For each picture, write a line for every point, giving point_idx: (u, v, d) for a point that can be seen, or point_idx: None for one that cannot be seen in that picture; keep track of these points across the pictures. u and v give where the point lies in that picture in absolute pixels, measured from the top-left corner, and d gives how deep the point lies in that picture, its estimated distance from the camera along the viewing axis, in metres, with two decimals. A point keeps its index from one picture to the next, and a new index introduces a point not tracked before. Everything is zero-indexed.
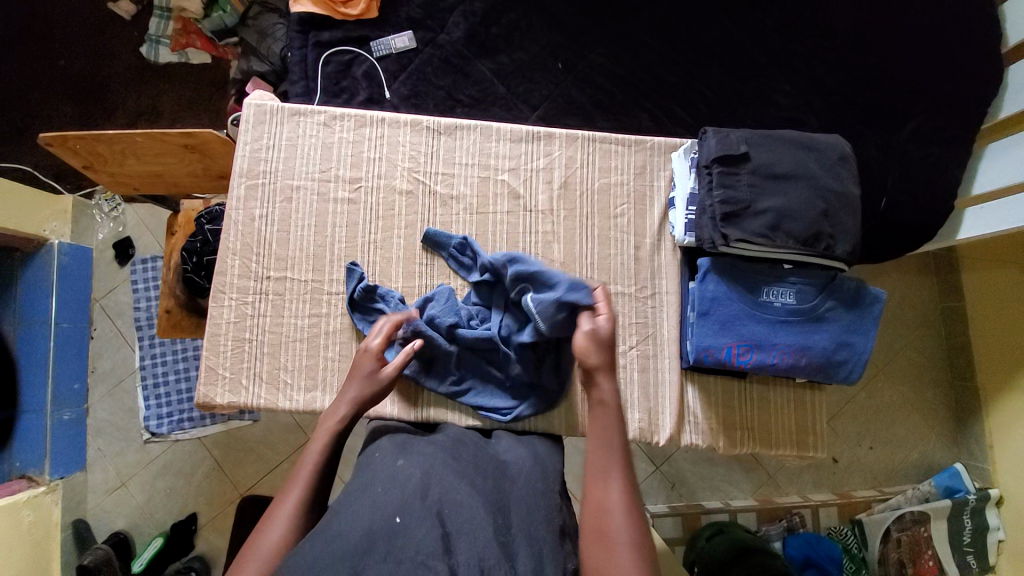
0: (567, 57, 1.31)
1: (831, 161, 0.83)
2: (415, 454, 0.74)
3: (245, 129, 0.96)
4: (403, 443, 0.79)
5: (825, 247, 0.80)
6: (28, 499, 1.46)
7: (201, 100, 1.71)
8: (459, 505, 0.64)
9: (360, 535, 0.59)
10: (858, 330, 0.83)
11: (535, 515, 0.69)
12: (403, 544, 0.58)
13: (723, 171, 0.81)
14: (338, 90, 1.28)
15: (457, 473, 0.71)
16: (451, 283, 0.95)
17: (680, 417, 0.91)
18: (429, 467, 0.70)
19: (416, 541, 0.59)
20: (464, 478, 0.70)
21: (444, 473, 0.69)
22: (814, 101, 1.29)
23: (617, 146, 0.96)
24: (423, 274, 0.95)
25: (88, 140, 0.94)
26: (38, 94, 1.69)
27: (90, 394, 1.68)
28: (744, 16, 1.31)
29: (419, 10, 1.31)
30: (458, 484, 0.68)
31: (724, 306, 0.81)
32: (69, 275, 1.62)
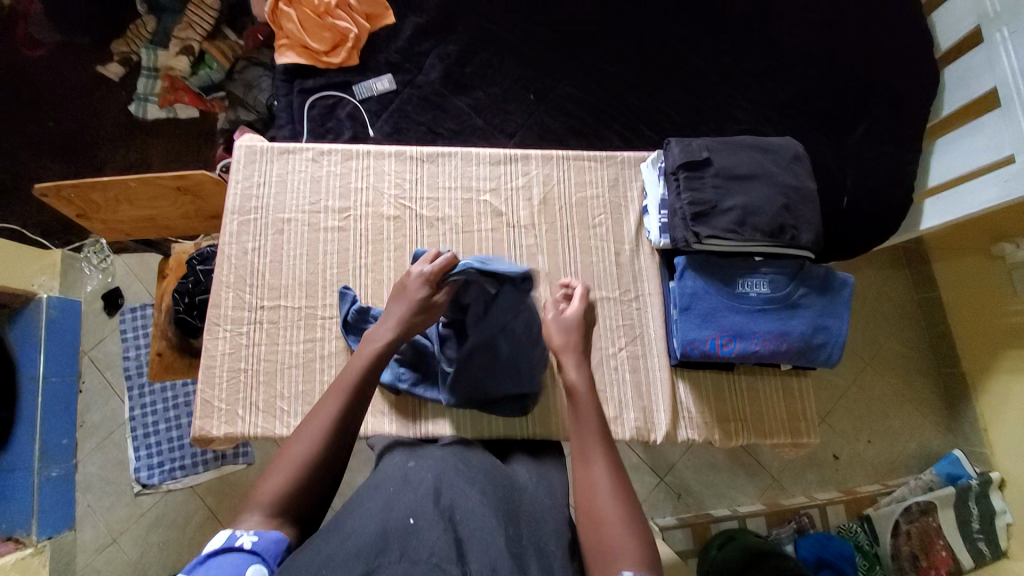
0: (539, 88, 1.40)
1: (786, 160, 0.90)
2: (423, 460, 0.77)
3: (237, 169, 1.00)
4: (411, 450, 0.81)
5: (790, 238, 0.85)
6: (15, 563, 1.39)
7: (189, 151, 1.77)
8: (470, 512, 0.66)
9: (373, 535, 0.60)
10: (832, 314, 0.88)
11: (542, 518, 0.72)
12: (417, 546, 0.60)
13: (688, 175, 0.87)
14: (324, 131, 1.35)
15: (467, 480, 0.72)
16: None
17: (674, 412, 0.93)
18: (441, 472, 0.72)
19: (428, 543, 0.60)
20: (474, 485, 0.71)
21: (454, 479, 0.72)
22: (769, 112, 1.39)
23: (591, 161, 1.03)
24: None
25: (83, 189, 0.97)
26: (28, 155, 1.74)
27: (79, 448, 1.64)
28: (697, 41, 1.43)
29: (397, 55, 1.41)
30: (470, 491, 0.70)
31: (703, 300, 0.85)
32: (58, 329, 1.62)
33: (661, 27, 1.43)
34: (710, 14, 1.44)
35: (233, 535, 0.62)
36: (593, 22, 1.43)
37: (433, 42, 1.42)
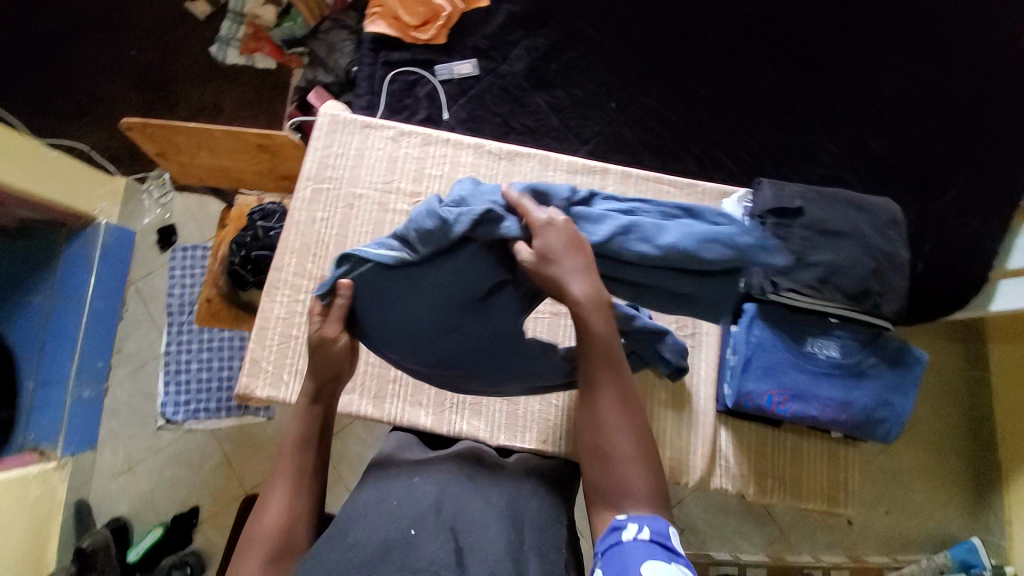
0: (621, 97, 1.37)
1: (882, 223, 0.85)
2: (431, 474, 0.77)
3: (318, 136, 1.00)
4: (420, 462, 0.81)
5: (873, 304, 0.81)
6: (38, 473, 1.47)
7: (260, 102, 1.79)
8: (472, 523, 0.69)
9: (378, 543, 0.65)
10: (899, 390, 0.84)
11: (549, 525, 0.74)
12: (416, 557, 0.64)
13: (778, 222, 0.84)
14: (400, 107, 1.35)
15: (473, 491, 0.74)
16: None
17: (711, 459, 0.90)
18: (444, 484, 0.75)
19: (426, 555, 0.63)
20: (480, 495, 0.74)
21: (459, 492, 0.74)
22: (855, 162, 1.33)
23: (671, 187, 0.99)
24: None
25: (167, 130, 0.99)
26: (106, 80, 1.77)
27: (112, 373, 1.70)
28: (794, 75, 1.37)
29: (485, 41, 1.39)
30: (473, 500, 0.72)
31: (769, 352, 0.82)
32: (110, 255, 1.68)
33: (759, 54, 1.38)
34: (813, 49, 1.37)
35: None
36: (688, 38, 1.39)
37: (523, 33, 1.39)
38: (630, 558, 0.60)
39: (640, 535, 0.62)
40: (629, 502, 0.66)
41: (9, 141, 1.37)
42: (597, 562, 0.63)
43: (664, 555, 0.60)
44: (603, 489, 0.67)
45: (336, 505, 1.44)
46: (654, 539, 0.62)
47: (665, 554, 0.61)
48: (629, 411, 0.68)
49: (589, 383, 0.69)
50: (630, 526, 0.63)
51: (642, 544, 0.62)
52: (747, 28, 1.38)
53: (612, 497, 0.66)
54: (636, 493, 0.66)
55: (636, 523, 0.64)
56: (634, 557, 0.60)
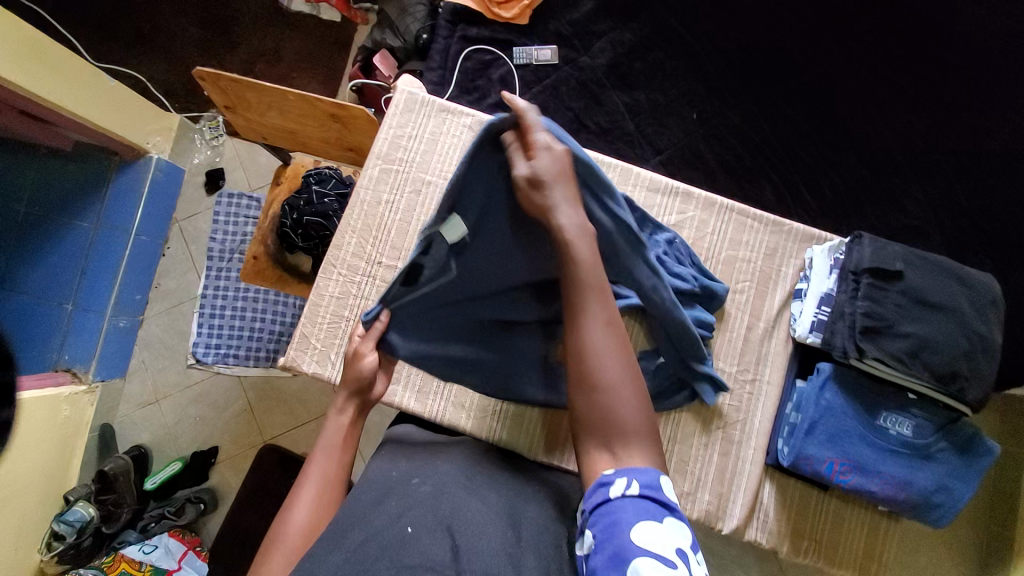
0: (704, 109, 1.29)
1: (984, 301, 0.79)
2: (431, 474, 0.74)
3: (394, 113, 0.96)
4: (420, 465, 0.78)
5: (959, 388, 0.76)
6: (69, 395, 1.50)
7: (322, 56, 1.73)
8: (468, 522, 0.63)
9: (374, 547, 0.60)
10: (965, 478, 0.79)
11: (545, 530, 0.69)
12: (408, 553, 0.58)
13: (872, 284, 0.78)
14: (471, 87, 1.29)
15: (470, 492, 0.70)
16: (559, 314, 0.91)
17: (750, 512, 0.88)
18: (440, 484, 0.71)
19: (422, 552, 0.58)
20: (476, 495, 0.70)
21: (456, 491, 0.70)
22: (942, 215, 1.23)
23: (754, 221, 0.94)
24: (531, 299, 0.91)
25: (240, 86, 0.95)
26: (171, 10, 1.72)
27: (149, 307, 1.72)
28: (894, 111, 1.27)
29: (569, 28, 1.31)
30: (469, 499, 0.68)
31: (835, 418, 0.79)
32: (157, 190, 1.67)
33: (860, 83, 1.27)
34: (922, 85, 1.26)
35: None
36: (785, 55, 1.29)
37: (610, 25, 1.31)
38: (621, 519, 0.55)
39: (630, 490, 0.57)
40: (619, 437, 0.61)
41: (69, 65, 1.34)
42: (586, 519, 0.58)
43: (654, 513, 0.55)
44: (592, 422, 0.62)
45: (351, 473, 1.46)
46: (645, 494, 0.56)
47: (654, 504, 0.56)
48: (616, 338, 0.65)
49: (574, 312, 0.66)
50: (618, 482, 0.58)
51: (633, 499, 0.56)
52: (852, 53, 1.28)
53: (602, 431, 0.62)
54: (626, 429, 0.61)
55: (626, 477, 0.59)
56: (625, 516, 0.55)
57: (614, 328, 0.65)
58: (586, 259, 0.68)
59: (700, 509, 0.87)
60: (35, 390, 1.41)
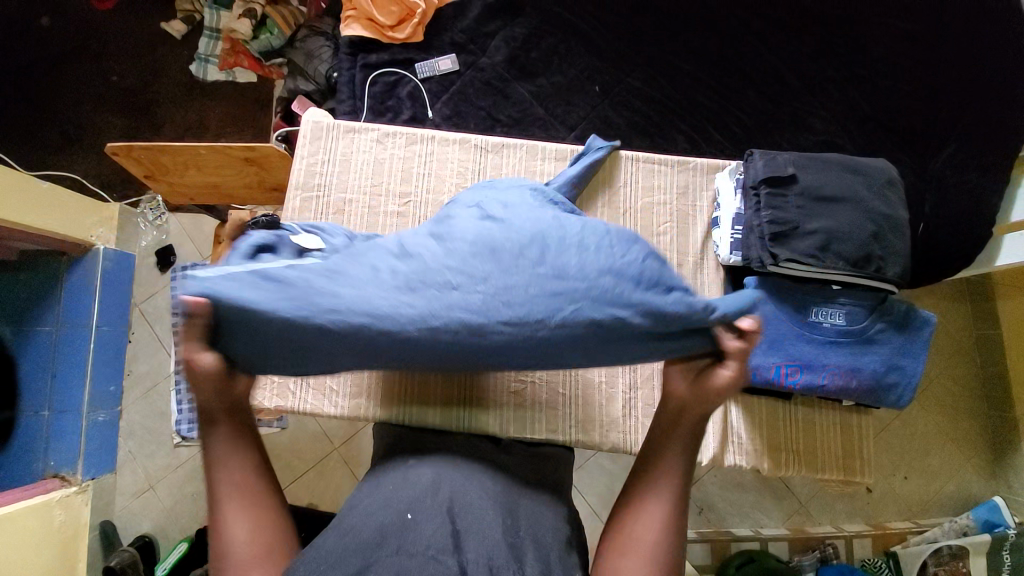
0: (605, 79, 1.35)
1: (879, 183, 0.83)
2: (426, 454, 0.77)
3: (303, 144, 1.00)
4: (413, 445, 0.80)
5: (877, 268, 0.80)
6: (60, 499, 1.48)
7: (245, 116, 1.78)
8: (469, 506, 0.66)
9: (372, 534, 0.60)
10: (907, 353, 0.83)
11: (536, 506, 0.73)
12: (412, 538, 0.59)
13: (771, 192, 0.83)
14: (383, 109, 1.34)
15: (467, 474, 0.72)
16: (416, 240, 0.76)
17: (723, 437, 0.90)
18: (441, 467, 0.72)
19: (423, 537, 0.59)
20: (475, 480, 0.71)
21: (455, 474, 0.71)
22: (848, 124, 1.29)
23: (661, 165, 0.98)
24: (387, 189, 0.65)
25: (152, 152, 0.99)
26: (91, 106, 1.76)
27: (126, 395, 1.71)
28: (779, 42, 1.34)
29: (462, 35, 1.37)
30: (468, 481, 0.70)
31: (773, 325, 0.82)
32: (112, 279, 1.68)
33: (742, 24, 1.35)
34: (797, 13, 1.34)
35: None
36: (668, 14, 1.36)
37: (500, 24, 1.38)
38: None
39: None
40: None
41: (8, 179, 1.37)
42: None
43: None
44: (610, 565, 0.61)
45: None
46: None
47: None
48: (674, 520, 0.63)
49: (646, 479, 0.66)
50: None
51: None
52: None
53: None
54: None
55: None
56: None
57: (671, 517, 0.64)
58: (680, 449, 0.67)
59: None
60: (24, 501, 1.38)
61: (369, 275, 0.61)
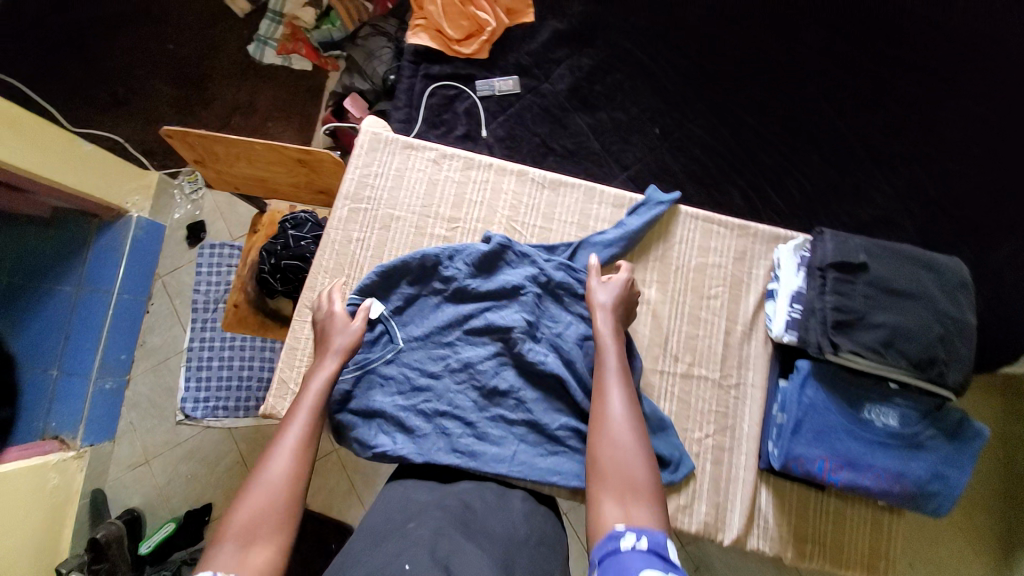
0: (665, 123, 1.33)
1: (951, 286, 0.79)
2: (426, 518, 0.69)
3: (359, 154, 0.99)
4: (414, 507, 0.73)
5: (938, 373, 0.76)
6: (58, 462, 1.46)
7: (296, 104, 1.76)
8: (466, 561, 0.60)
9: None
10: (956, 464, 0.78)
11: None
12: None
13: (838, 277, 0.79)
14: (438, 122, 1.32)
15: (468, 536, 0.66)
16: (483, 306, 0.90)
17: (750, 519, 0.86)
18: (439, 530, 0.65)
19: None
20: (474, 540, 0.65)
21: (455, 533, 0.66)
22: (909, 204, 1.25)
23: (720, 227, 0.95)
24: (468, 231, 0.96)
25: (207, 141, 0.98)
26: (146, 73, 1.75)
27: (135, 365, 1.70)
28: (848, 110, 1.30)
29: (527, 58, 1.36)
30: (466, 544, 0.64)
31: (822, 417, 0.78)
32: (140, 248, 1.68)
33: (812, 87, 1.32)
34: (871, 83, 1.30)
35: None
36: (739, 66, 1.33)
37: (567, 52, 1.36)
38: (630, 565, 0.53)
39: (639, 547, 0.55)
40: (632, 496, 0.63)
41: (53, 136, 1.36)
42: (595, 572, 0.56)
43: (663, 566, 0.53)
44: (598, 462, 0.67)
45: (349, 516, 1.44)
46: (653, 549, 0.55)
47: (662, 564, 0.54)
48: (635, 422, 0.70)
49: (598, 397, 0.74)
50: (628, 536, 0.57)
51: (643, 553, 0.55)
52: (801, 59, 1.33)
53: (598, 484, 0.66)
54: (641, 485, 0.64)
55: (637, 533, 0.58)
56: (633, 563, 0.54)
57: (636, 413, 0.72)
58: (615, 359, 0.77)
59: (699, 522, 0.85)
60: (18, 462, 1.37)
61: (469, 403, 0.87)
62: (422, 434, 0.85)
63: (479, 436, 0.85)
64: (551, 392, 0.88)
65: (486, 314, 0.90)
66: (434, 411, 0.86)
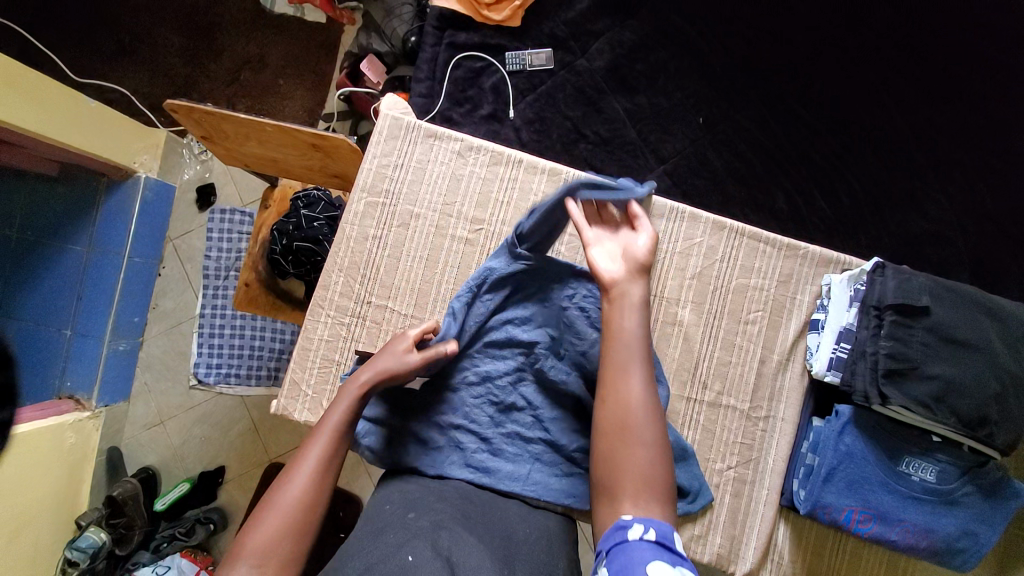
0: (710, 112, 1.21)
1: (1016, 336, 0.72)
2: (428, 509, 0.68)
3: (377, 141, 0.91)
4: (414, 497, 0.72)
5: (987, 434, 0.70)
6: (73, 422, 1.44)
7: (309, 61, 1.63)
8: (468, 555, 0.59)
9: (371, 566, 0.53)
10: (988, 522, 0.74)
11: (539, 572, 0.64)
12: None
13: (896, 321, 0.73)
14: (462, 99, 1.22)
15: (469, 530, 0.65)
16: (503, 313, 0.84)
17: (763, 554, 0.84)
18: (440, 523, 0.65)
19: None
20: (473, 535, 0.64)
21: (456, 527, 0.64)
22: (968, 219, 1.14)
23: (766, 246, 0.87)
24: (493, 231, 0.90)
25: (214, 118, 0.90)
26: (149, 17, 1.61)
27: (147, 329, 1.65)
28: (918, 108, 1.16)
29: (563, 28, 1.22)
30: (468, 537, 0.63)
31: (856, 466, 0.75)
32: (149, 210, 1.59)
33: (881, 79, 1.17)
34: (950, 77, 1.15)
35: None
36: (800, 50, 1.19)
37: (607, 23, 1.22)
38: (636, 557, 0.50)
39: (646, 535, 0.52)
40: (647, 489, 0.58)
41: (41, 90, 1.22)
42: (600, 563, 0.53)
43: (669, 557, 0.50)
44: (612, 442, 0.60)
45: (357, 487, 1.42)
46: (661, 540, 0.52)
47: (668, 557, 0.51)
48: (653, 404, 0.62)
49: (614, 373, 0.63)
50: (636, 525, 0.54)
51: (648, 544, 0.52)
52: (873, 45, 1.17)
53: (608, 483, 0.59)
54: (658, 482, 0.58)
55: (643, 525, 0.54)
56: (637, 556, 0.50)
57: (654, 398, 0.63)
58: (636, 327, 0.65)
59: (712, 555, 0.83)
60: (27, 424, 1.31)
61: (486, 417, 0.83)
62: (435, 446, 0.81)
63: (495, 453, 0.82)
64: (568, 411, 0.83)
65: (507, 327, 0.84)
66: (448, 423, 0.82)
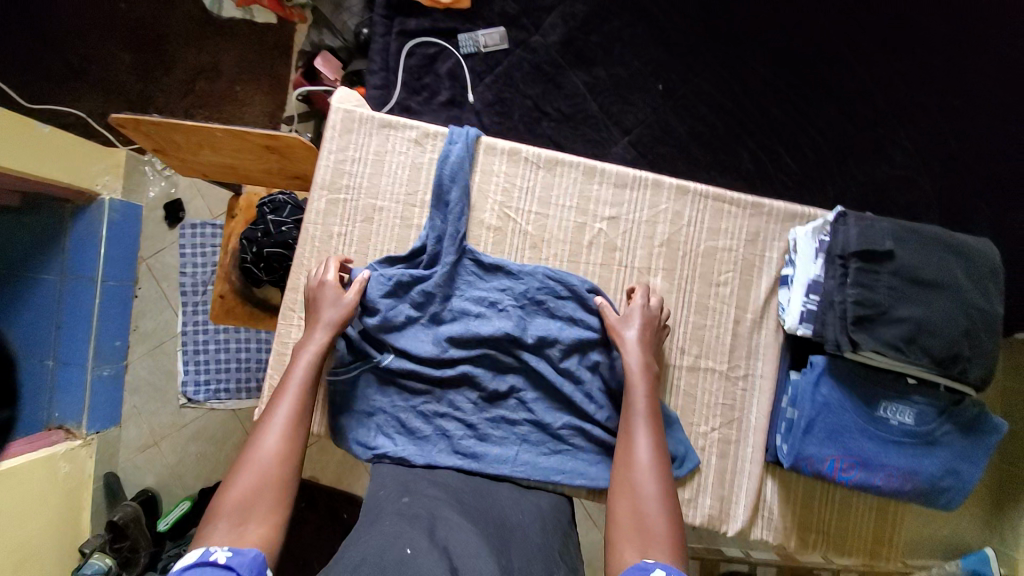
0: (670, 78, 1.20)
1: (980, 271, 0.73)
2: (420, 496, 0.68)
3: (332, 136, 0.89)
4: (405, 484, 0.72)
5: (961, 370, 0.71)
6: (65, 451, 1.42)
7: (264, 64, 1.60)
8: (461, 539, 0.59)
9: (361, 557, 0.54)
10: (969, 458, 0.75)
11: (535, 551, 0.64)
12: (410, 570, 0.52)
13: (861, 268, 0.73)
14: (418, 87, 1.20)
15: (464, 515, 0.65)
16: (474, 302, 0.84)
17: (754, 511, 0.85)
18: (433, 509, 0.65)
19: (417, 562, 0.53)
20: (467, 521, 0.64)
21: (450, 513, 0.65)
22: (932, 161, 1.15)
23: (732, 206, 0.87)
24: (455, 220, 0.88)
25: (163, 129, 0.88)
26: (94, 34, 1.56)
27: (131, 351, 1.62)
28: (875, 55, 1.16)
29: (514, 6, 1.20)
30: (461, 523, 0.63)
31: (835, 415, 0.75)
32: (119, 232, 1.55)
33: (835, 30, 1.17)
34: (901, 22, 1.15)
35: (206, 551, 0.54)
36: (753, 7, 1.18)
37: None
38: None
39: None
40: (651, 541, 0.63)
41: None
42: None
43: None
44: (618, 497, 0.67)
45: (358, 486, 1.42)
46: None
47: None
48: (660, 468, 0.69)
49: (624, 438, 0.72)
50: (657, 570, 0.57)
51: None
52: None
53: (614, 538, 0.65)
54: (658, 537, 0.63)
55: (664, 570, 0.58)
56: None
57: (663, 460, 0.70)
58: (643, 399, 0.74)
59: (705, 517, 0.84)
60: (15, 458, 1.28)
61: (466, 405, 0.82)
62: (418, 438, 0.81)
63: (481, 438, 0.81)
64: (549, 390, 0.83)
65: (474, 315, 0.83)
66: (433, 412, 0.82)
